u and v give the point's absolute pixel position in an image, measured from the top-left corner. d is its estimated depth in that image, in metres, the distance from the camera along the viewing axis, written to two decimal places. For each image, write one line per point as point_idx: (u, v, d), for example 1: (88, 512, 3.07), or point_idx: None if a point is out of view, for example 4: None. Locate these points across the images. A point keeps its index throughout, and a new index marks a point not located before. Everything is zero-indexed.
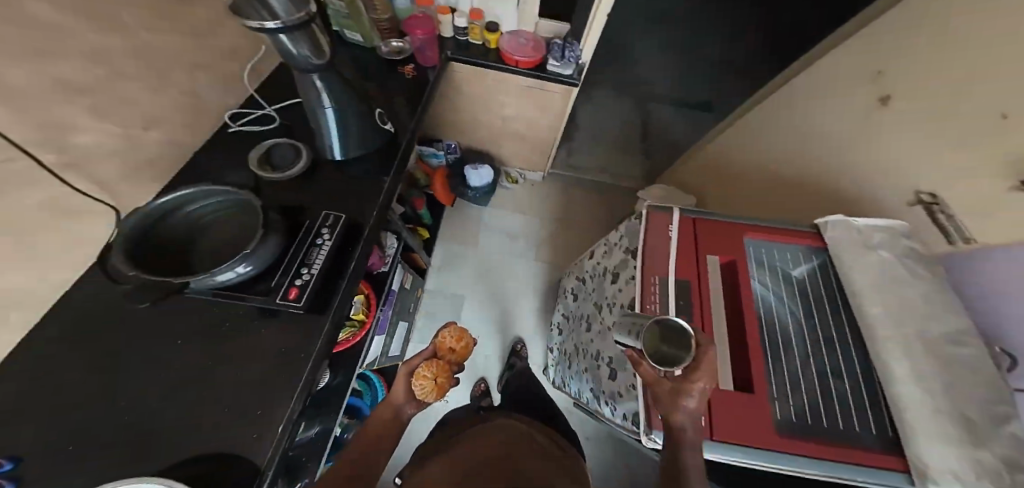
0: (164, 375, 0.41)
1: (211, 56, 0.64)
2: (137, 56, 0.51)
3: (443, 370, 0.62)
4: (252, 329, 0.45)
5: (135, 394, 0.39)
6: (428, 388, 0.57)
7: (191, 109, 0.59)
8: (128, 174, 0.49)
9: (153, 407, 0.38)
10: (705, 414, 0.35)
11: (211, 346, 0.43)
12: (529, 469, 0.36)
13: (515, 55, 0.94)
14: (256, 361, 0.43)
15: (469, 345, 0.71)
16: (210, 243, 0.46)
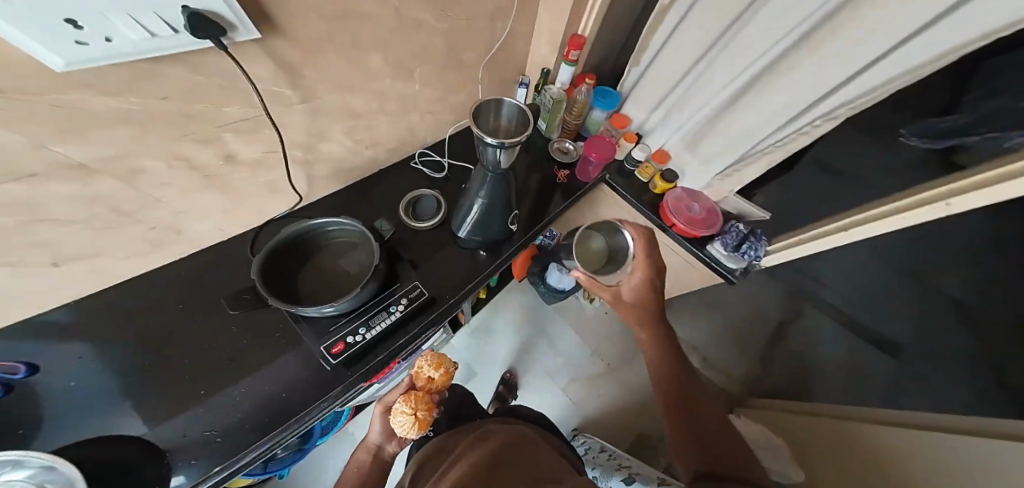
0: (195, 369, 0.58)
1: (442, 107, 0.83)
2: (373, 112, 0.69)
3: (418, 396, 0.68)
4: (281, 363, 0.60)
5: (176, 372, 0.57)
6: (405, 422, 0.65)
7: (401, 140, 0.80)
8: (334, 172, 0.73)
9: (179, 389, 0.56)
10: (640, 282, 0.66)
11: (250, 360, 0.60)
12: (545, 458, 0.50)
13: (676, 217, 0.88)
14: (263, 389, 0.58)
15: (447, 375, 0.71)
16: (328, 261, 0.60)
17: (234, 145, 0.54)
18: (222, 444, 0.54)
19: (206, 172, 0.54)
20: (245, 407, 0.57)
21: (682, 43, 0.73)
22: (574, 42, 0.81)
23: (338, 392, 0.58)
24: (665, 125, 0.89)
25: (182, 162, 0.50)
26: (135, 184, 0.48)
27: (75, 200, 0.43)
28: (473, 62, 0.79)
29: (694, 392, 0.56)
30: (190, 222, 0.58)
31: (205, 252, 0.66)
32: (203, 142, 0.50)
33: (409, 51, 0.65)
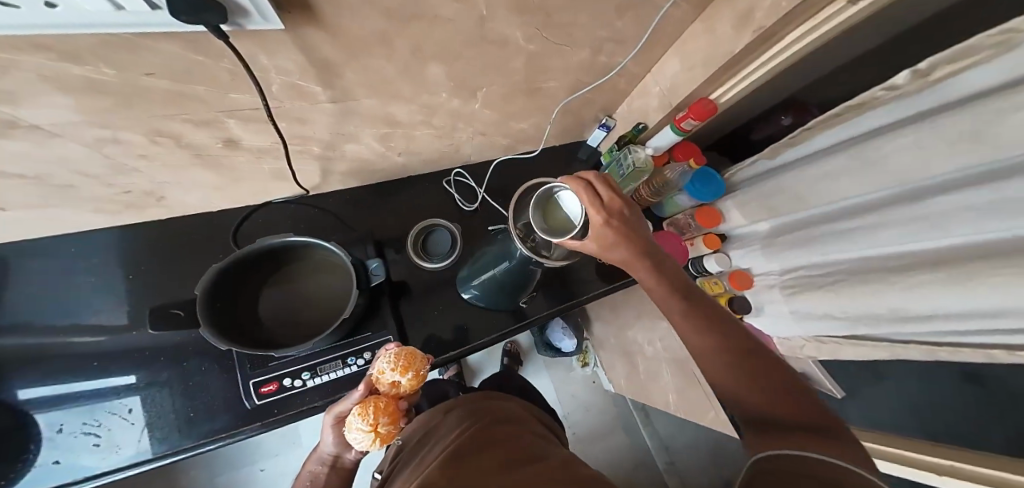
0: (125, 340, 0.55)
1: (498, 132, 0.70)
2: (413, 122, 0.58)
3: (378, 404, 0.46)
4: (212, 363, 0.56)
5: (102, 342, 0.54)
6: (362, 439, 0.45)
7: (439, 153, 0.70)
8: (352, 171, 0.65)
9: (95, 363, 0.53)
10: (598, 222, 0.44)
11: (173, 352, 0.55)
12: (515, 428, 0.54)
13: None
14: (177, 389, 0.54)
15: (419, 369, 0.49)
16: (303, 284, 0.53)
17: (238, 131, 0.46)
18: (100, 450, 0.50)
19: (200, 151, 0.48)
20: (145, 407, 0.52)
21: (861, 163, 0.49)
22: (697, 110, 0.56)
23: (257, 429, 0.52)
24: (766, 248, 0.70)
25: (169, 139, 0.44)
26: (103, 152, 0.42)
27: (33, 159, 0.38)
28: (555, 96, 0.64)
29: (708, 315, 0.40)
30: (176, 189, 0.54)
31: (189, 221, 0.62)
32: (199, 125, 0.43)
33: (479, 74, 0.52)
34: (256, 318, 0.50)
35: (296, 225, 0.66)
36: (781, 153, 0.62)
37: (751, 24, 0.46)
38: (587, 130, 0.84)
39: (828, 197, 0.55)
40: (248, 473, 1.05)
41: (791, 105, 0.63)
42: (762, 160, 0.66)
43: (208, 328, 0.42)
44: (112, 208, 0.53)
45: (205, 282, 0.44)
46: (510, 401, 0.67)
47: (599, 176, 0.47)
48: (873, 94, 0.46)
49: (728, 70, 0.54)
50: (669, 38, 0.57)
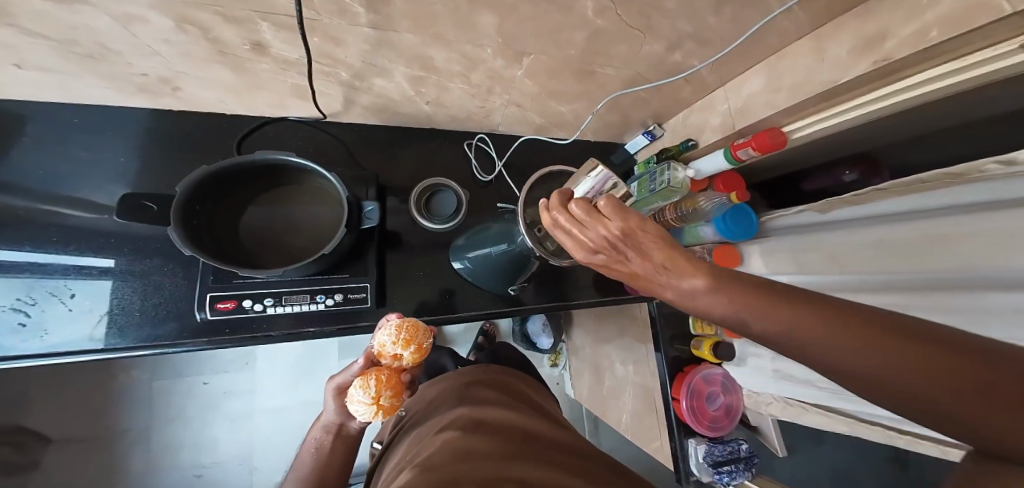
0: (87, 223, 0.52)
1: (536, 108, 0.66)
2: (455, 72, 0.53)
3: (380, 378, 0.48)
4: (168, 270, 0.53)
5: (58, 219, 0.50)
6: (364, 410, 0.47)
7: (469, 114, 0.66)
8: (375, 108, 0.61)
9: (44, 240, 0.49)
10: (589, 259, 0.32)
11: (133, 247, 0.52)
12: (512, 424, 0.52)
13: (683, 402, 0.72)
14: (123, 286, 0.51)
15: (418, 341, 0.50)
16: (296, 210, 0.51)
17: (270, 36, 0.39)
18: (24, 331, 0.46)
19: (225, 49, 0.40)
20: (86, 298, 0.49)
21: (931, 233, 0.44)
22: (762, 139, 0.53)
23: (201, 344, 0.50)
24: None
25: (198, 29, 0.36)
26: (133, 33, 0.35)
27: (45, 20, 0.32)
28: (610, 86, 0.60)
29: (772, 306, 0.24)
30: (191, 82, 0.47)
31: (192, 117, 0.58)
32: (229, 22, 0.35)
33: (541, 36, 0.47)
34: (230, 232, 0.47)
35: (303, 148, 0.62)
36: (834, 211, 0.57)
37: (871, 55, 0.40)
38: (628, 134, 0.80)
39: (870, 266, 0.52)
40: (191, 382, 1.05)
41: (860, 160, 0.59)
42: (808, 213, 0.62)
43: (176, 226, 0.39)
44: (118, 90, 0.47)
45: (189, 182, 0.41)
46: (516, 383, 0.71)
47: (552, 205, 0.32)
48: (980, 167, 0.38)
49: (826, 98, 0.48)
50: (756, 55, 0.52)
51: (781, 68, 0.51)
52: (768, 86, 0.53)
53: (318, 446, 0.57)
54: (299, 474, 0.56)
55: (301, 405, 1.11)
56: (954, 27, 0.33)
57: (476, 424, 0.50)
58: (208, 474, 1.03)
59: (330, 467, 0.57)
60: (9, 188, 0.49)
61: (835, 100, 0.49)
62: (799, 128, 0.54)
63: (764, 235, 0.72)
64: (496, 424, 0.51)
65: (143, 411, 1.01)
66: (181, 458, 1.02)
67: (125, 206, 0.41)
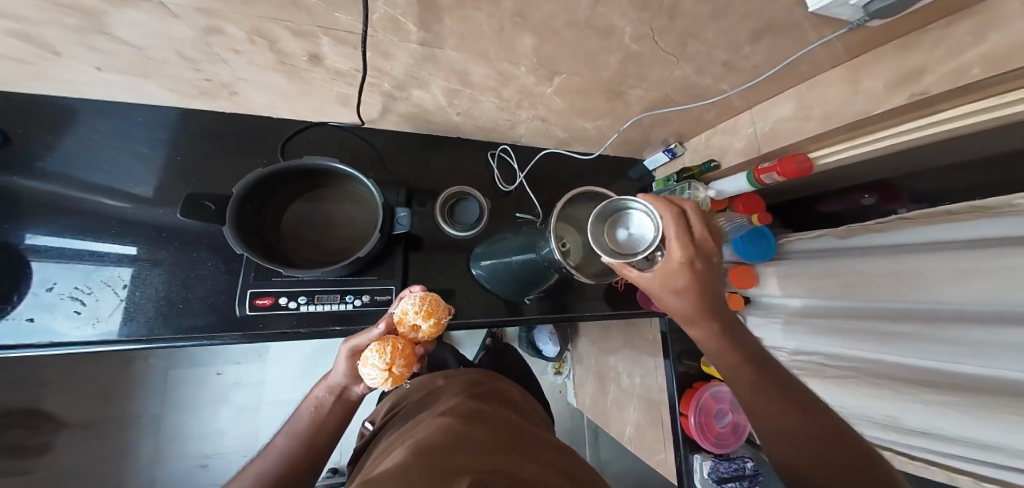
0: (137, 216, 0.55)
1: (561, 124, 0.68)
2: (490, 89, 0.56)
3: (395, 346, 0.48)
4: (209, 264, 0.56)
5: (112, 214, 0.54)
6: (375, 377, 0.47)
7: (496, 126, 0.68)
8: (410, 118, 0.63)
9: (104, 232, 0.53)
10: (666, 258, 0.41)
11: (181, 242, 0.56)
12: (506, 420, 0.53)
13: (692, 416, 0.72)
14: (168, 279, 0.54)
15: (436, 312, 0.51)
16: (338, 210, 0.53)
17: (327, 50, 0.42)
18: (81, 317, 0.50)
19: (286, 59, 0.43)
20: (136, 289, 0.52)
21: (958, 265, 0.45)
22: (788, 165, 0.57)
23: (237, 338, 0.52)
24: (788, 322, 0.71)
25: (266, 41, 0.39)
26: (205, 39, 0.38)
27: (138, 31, 0.35)
28: (640, 105, 0.62)
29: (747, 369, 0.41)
30: (248, 88, 0.50)
31: (237, 119, 0.61)
32: (297, 36, 0.39)
33: (581, 59, 0.49)
34: (272, 231, 0.49)
35: (339, 152, 0.65)
36: (854, 238, 0.60)
37: (907, 87, 0.42)
38: (648, 151, 0.83)
39: (892, 294, 0.54)
40: (204, 371, 1.06)
41: (879, 187, 0.63)
42: (830, 238, 0.65)
43: (232, 227, 0.43)
44: (178, 91, 0.50)
45: (244, 182, 0.44)
46: (509, 390, 0.71)
47: (673, 203, 0.44)
48: (1009, 201, 0.40)
49: (851, 128, 0.50)
50: (783, 83, 0.55)
51: (810, 97, 0.53)
52: (798, 113, 0.55)
53: (318, 404, 0.54)
54: (293, 429, 0.53)
55: None
56: (995, 66, 0.34)
57: (471, 415, 0.51)
58: (212, 464, 1.05)
59: (325, 424, 0.54)
60: (79, 187, 0.54)
61: (862, 129, 0.51)
62: (823, 154, 0.57)
63: (781, 259, 0.75)
64: (488, 416, 0.52)
65: (156, 398, 1.03)
66: (188, 447, 1.04)
67: (187, 205, 0.44)
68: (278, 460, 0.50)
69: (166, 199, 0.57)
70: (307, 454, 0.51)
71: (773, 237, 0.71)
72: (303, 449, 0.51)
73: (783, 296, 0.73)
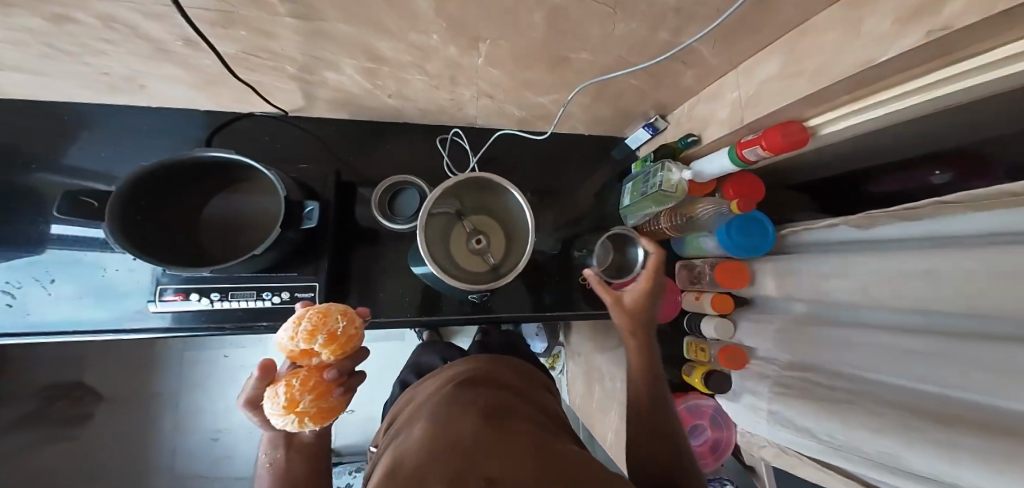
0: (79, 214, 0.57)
1: (510, 101, 0.60)
2: (409, 65, 0.50)
3: (291, 382, 0.38)
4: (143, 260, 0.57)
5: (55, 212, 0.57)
6: (283, 424, 0.38)
7: (439, 107, 0.62)
8: (342, 103, 0.59)
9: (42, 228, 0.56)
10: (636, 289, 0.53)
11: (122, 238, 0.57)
12: (505, 402, 0.43)
13: None
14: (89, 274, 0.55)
15: (326, 328, 0.41)
16: (244, 201, 0.53)
17: (197, 32, 0.38)
18: (9, 310, 0.52)
19: (164, 46, 0.40)
20: (58, 285, 0.54)
21: (987, 272, 0.32)
22: (773, 141, 0.45)
23: (157, 332, 0.54)
24: (775, 336, 0.62)
25: (124, 27, 0.37)
26: (63, 29, 0.36)
27: None
28: (592, 73, 0.52)
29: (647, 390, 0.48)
30: (153, 78, 0.49)
31: (176, 113, 0.61)
32: (150, 18, 0.35)
33: (494, 26, 0.41)
34: (177, 226, 0.50)
35: (273, 143, 0.63)
36: (876, 228, 0.45)
37: (925, 20, 0.29)
38: (629, 126, 0.72)
39: (895, 300, 0.42)
40: (213, 354, 1.15)
41: (955, 158, 0.44)
42: (845, 228, 0.50)
43: (109, 223, 0.42)
44: (97, 86, 0.50)
45: (130, 179, 0.45)
46: (518, 368, 0.60)
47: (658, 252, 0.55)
48: None
49: (859, 86, 0.39)
50: (768, 31, 0.42)
51: (803, 46, 0.41)
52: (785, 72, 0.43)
53: (267, 462, 0.44)
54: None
55: None
56: None
57: (453, 404, 0.41)
58: (223, 438, 1.15)
59: (290, 476, 0.44)
60: (29, 186, 0.56)
61: (876, 86, 0.39)
62: (827, 122, 0.45)
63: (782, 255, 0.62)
64: (484, 405, 0.41)
65: (173, 376, 1.13)
66: (201, 422, 1.14)
67: (64, 203, 0.46)
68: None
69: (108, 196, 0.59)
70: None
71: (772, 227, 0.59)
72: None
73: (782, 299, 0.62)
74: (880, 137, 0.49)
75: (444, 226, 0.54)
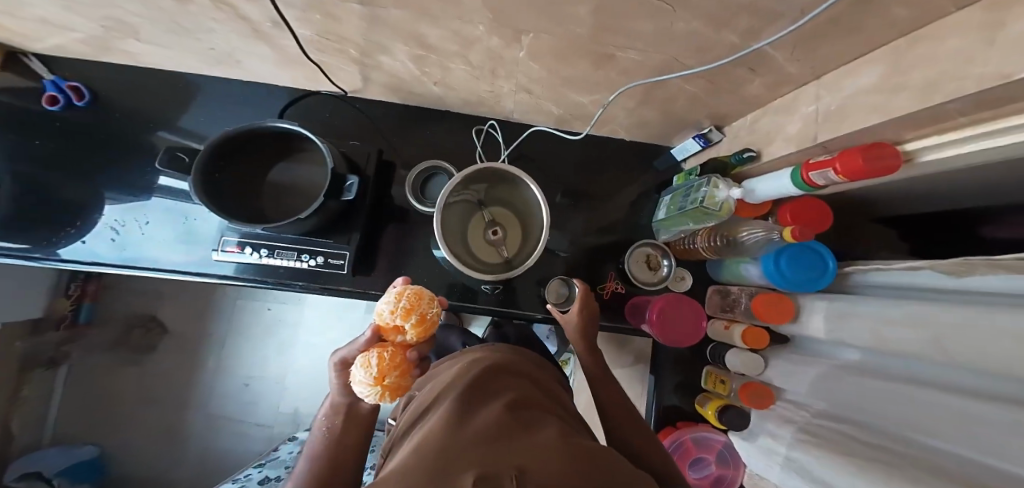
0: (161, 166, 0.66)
1: (555, 100, 0.60)
2: (460, 56, 0.51)
3: (382, 354, 0.36)
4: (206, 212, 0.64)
5: (142, 161, 0.66)
6: (365, 396, 0.36)
7: (483, 99, 0.63)
8: (395, 87, 0.62)
9: (133, 175, 0.65)
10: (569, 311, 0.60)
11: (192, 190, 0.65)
12: (524, 392, 0.43)
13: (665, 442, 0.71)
14: (171, 220, 0.63)
15: (426, 307, 0.40)
16: (300, 168, 0.57)
17: (283, 16, 0.43)
18: (112, 244, 0.62)
19: (252, 26, 0.45)
20: (150, 225, 0.63)
21: None
22: (850, 160, 0.35)
23: (216, 278, 0.61)
24: (811, 381, 0.57)
25: (226, 9, 0.42)
26: (174, 6, 0.41)
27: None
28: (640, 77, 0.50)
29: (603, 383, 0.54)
30: (250, 58, 0.56)
31: (251, 85, 0.68)
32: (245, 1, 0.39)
33: (538, 20, 0.41)
34: (240, 183, 0.55)
35: (331, 119, 0.68)
36: (969, 277, 0.37)
37: None
38: (677, 137, 0.68)
39: (962, 354, 0.35)
40: (259, 305, 1.27)
41: None
42: (933, 273, 0.42)
43: (195, 177, 0.49)
44: (197, 59, 0.58)
45: (213, 142, 0.51)
46: (537, 364, 0.59)
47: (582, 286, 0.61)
48: None
49: (918, 127, 0.33)
50: None
51: None
52: (829, 96, 0.39)
53: (326, 425, 0.46)
54: (311, 452, 0.46)
55: (329, 346, 1.28)
56: None
57: (474, 390, 0.41)
58: (252, 384, 1.26)
59: (341, 444, 0.46)
60: (129, 136, 0.66)
61: (934, 127, 0.33)
62: (928, 149, 0.35)
63: (847, 294, 0.55)
64: (512, 395, 0.40)
65: (221, 322, 1.26)
66: (236, 368, 1.26)
67: (168, 157, 0.51)
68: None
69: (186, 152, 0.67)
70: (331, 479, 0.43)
71: (832, 261, 0.52)
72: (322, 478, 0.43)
73: (826, 342, 0.56)
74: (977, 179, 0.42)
75: (465, 217, 0.57)
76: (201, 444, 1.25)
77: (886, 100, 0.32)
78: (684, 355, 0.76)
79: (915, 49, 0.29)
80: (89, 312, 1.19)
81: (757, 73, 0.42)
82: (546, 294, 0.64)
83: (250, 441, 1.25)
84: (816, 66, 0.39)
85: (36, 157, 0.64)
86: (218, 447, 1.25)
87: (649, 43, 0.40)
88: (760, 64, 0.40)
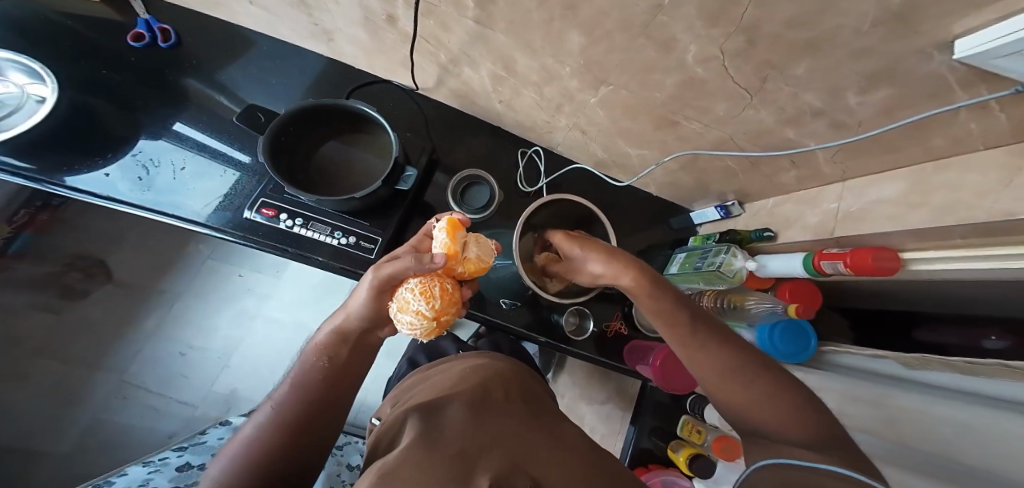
0: (201, 111, 0.64)
1: (608, 145, 0.66)
2: (540, 86, 0.56)
3: (442, 288, 0.38)
4: (241, 167, 0.62)
5: (184, 102, 0.64)
6: (417, 326, 0.37)
7: (542, 127, 0.68)
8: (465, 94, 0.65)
9: (170, 114, 0.63)
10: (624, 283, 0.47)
11: (227, 141, 0.63)
12: (532, 404, 0.47)
13: None
14: (202, 168, 0.61)
15: (487, 253, 0.42)
16: (356, 152, 0.58)
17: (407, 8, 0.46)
18: (137, 182, 0.58)
19: None
20: (182, 169, 0.60)
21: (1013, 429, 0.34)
22: (861, 258, 0.43)
23: (236, 237, 0.58)
24: None
25: None
26: None
27: None
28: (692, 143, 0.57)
29: (693, 343, 0.41)
30: (338, 33, 0.58)
31: (319, 58, 0.69)
32: None
33: (624, 76, 0.47)
34: (297, 152, 0.56)
35: (390, 109, 0.70)
36: (924, 371, 0.48)
37: None
38: (699, 203, 0.76)
39: (919, 438, 0.44)
40: (230, 271, 1.17)
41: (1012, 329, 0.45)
42: (893, 363, 0.52)
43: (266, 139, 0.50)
44: (285, 20, 0.59)
45: (291, 109, 0.52)
46: (534, 375, 0.60)
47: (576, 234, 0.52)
48: None
49: (919, 240, 0.41)
50: None
51: None
52: (851, 199, 0.47)
53: (320, 348, 0.42)
54: (292, 379, 0.41)
55: (294, 326, 1.15)
56: None
57: (483, 400, 0.43)
58: (189, 355, 1.11)
59: (330, 387, 0.41)
60: (179, 74, 0.64)
61: (931, 243, 0.41)
62: (920, 260, 0.43)
63: (818, 369, 0.63)
64: (523, 411, 0.44)
65: (183, 282, 1.15)
66: (179, 334, 1.12)
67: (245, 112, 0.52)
68: (279, 419, 0.38)
69: (232, 102, 0.65)
70: (317, 416, 0.40)
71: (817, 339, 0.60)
72: (309, 410, 0.40)
73: None
74: (947, 293, 0.51)
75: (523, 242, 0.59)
76: (100, 416, 1.05)
77: (906, 212, 0.39)
78: (664, 403, 0.80)
79: (935, 180, 0.38)
80: (27, 244, 1.05)
81: (795, 165, 0.50)
82: (559, 321, 0.70)
83: (162, 420, 1.06)
84: (842, 170, 0.47)
85: (65, 71, 0.60)
86: (119, 423, 1.05)
87: (713, 119, 0.47)
88: (801, 159, 0.48)
